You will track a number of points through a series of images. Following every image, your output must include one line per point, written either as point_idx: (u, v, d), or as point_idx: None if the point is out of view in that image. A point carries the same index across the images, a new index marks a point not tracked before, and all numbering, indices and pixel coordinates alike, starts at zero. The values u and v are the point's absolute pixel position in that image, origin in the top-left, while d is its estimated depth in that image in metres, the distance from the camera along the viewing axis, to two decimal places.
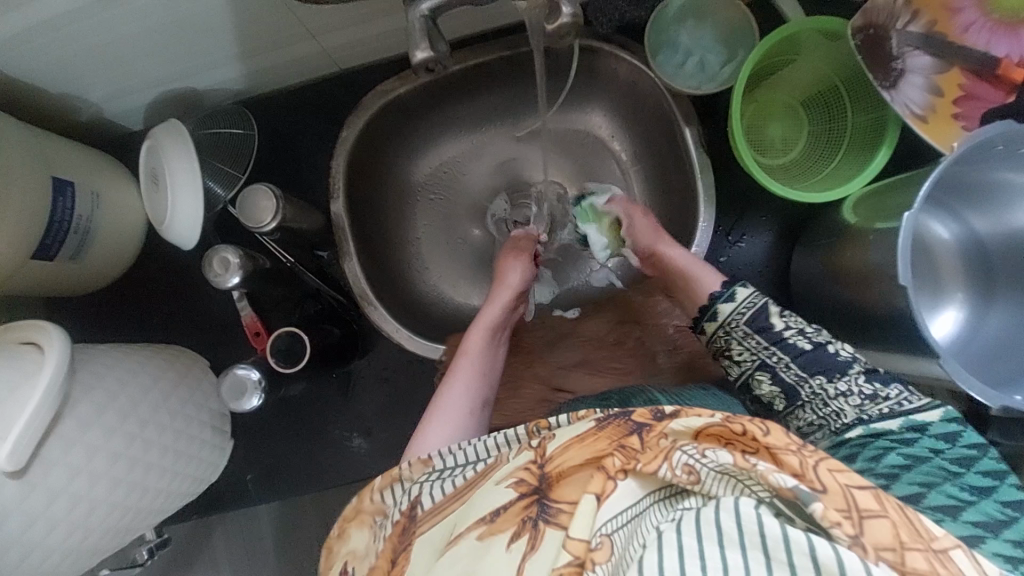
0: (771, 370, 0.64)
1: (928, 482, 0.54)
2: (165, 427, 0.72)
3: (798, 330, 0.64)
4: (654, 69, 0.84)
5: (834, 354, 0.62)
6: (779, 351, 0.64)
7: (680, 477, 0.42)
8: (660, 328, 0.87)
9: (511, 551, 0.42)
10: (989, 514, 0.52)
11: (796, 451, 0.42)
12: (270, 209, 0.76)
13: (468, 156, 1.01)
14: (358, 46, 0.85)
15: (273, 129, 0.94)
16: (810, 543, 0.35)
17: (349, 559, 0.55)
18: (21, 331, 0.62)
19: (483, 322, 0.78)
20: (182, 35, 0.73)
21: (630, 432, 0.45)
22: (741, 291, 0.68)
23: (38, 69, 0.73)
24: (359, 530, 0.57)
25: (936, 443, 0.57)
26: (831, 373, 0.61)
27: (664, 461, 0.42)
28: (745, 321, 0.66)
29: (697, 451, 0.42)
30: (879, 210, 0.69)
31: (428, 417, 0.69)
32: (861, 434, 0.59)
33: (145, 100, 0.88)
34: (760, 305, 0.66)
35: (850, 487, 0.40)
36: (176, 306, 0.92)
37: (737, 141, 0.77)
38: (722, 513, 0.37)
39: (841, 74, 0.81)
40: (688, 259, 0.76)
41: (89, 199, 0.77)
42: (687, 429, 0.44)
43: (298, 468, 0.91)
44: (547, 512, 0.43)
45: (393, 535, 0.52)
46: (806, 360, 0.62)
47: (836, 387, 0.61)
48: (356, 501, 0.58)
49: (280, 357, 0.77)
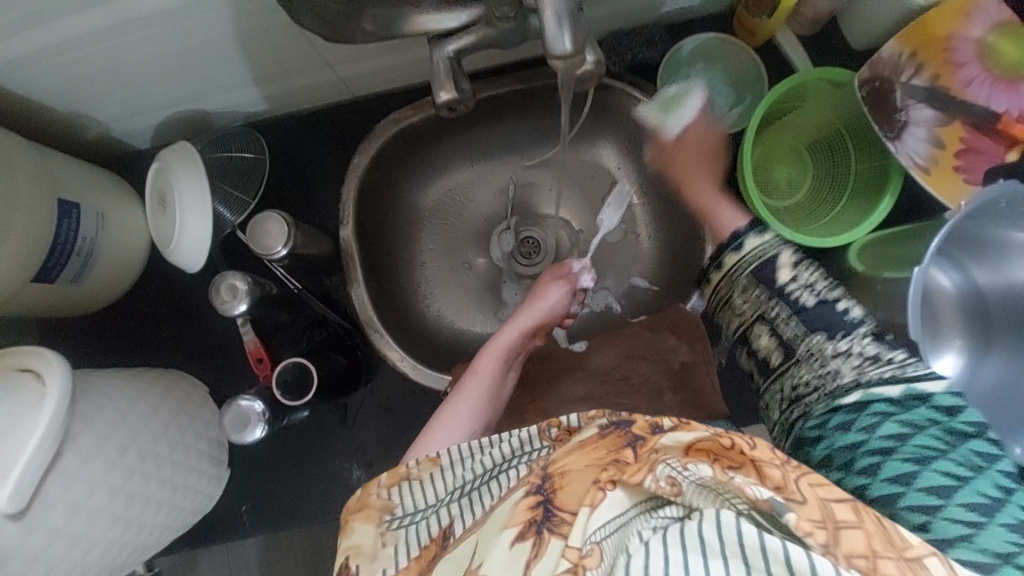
0: (771, 322, 0.69)
1: (923, 458, 0.52)
2: (165, 458, 0.70)
3: (805, 286, 0.68)
4: (666, 111, 0.86)
5: (840, 313, 0.66)
6: (782, 305, 0.68)
7: (664, 488, 0.42)
8: (667, 363, 0.86)
9: (512, 550, 0.40)
10: (985, 494, 0.50)
11: (780, 465, 0.43)
12: (283, 235, 0.75)
13: (477, 184, 1.01)
14: (373, 76, 0.86)
15: (283, 153, 0.93)
16: (785, 550, 0.37)
17: (353, 555, 0.54)
18: (21, 359, 0.60)
19: (496, 345, 0.78)
20: (199, 61, 0.73)
21: (625, 445, 0.46)
22: (750, 241, 0.74)
23: (49, 89, 0.72)
24: (363, 525, 0.55)
25: (934, 413, 0.56)
26: (833, 332, 0.65)
27: (649, 473, 0.43)
28: (750, 270, 0.72)
29: (680, 464, 0.43)
30: (882, 259, 0.76)
31: (432, 427, 0.70)
32: (859, 398, 0.59)
33: (154, 121, 0.87)
34: (767, 256, 0.72)
35: (827, 501, 0.41)
36: (175, 329, 0.90)
37: (746, 182, 0.78)
38: (705, 525, 0.39)
39: (846, 121, 0.83)
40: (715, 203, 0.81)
41: (94, 221, 0.76)
42: (677, 444, 0.45)
43: (295, 498, 0.89)
44: (551, 519, 0.40)
45: (422, 560, 0.51)
46: (805, 316, 0.67)
47: (836, 346, 0.64)
48: (360, 494, 0.57)
49: (287, 390, 0.77)
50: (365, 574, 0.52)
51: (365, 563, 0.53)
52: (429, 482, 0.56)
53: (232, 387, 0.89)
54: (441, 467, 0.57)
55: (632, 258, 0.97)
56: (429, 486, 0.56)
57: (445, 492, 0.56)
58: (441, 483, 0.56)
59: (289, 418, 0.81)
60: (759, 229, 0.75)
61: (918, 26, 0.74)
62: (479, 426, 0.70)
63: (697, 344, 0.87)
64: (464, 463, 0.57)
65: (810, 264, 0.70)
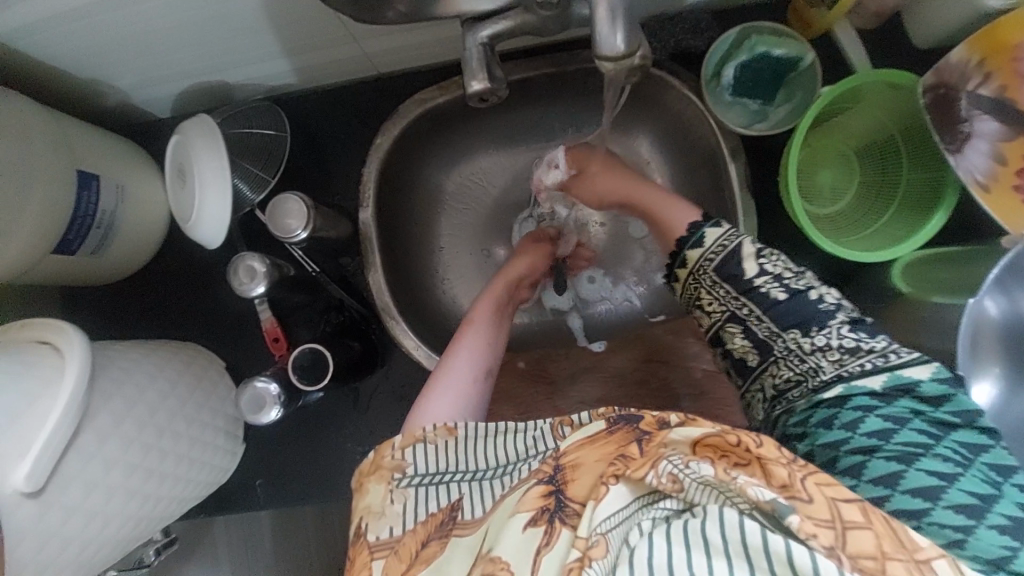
0: (743, 323, 0.61)
1: (908, 457, 0.50)
2: (181, 435, 0.71)
3: (773, 278, 0.59)
4: (709, 103, 0.80)
5: (814, 301, 0.58)
6: (752, 304, 0.60)
7: (666, 485, 0.41)
8: (688, 370, 0.85)
9: (525, 535, 0.42)
10: (972, 492, 0.48)
11: (787, 464, 0.42)
12: (303, 216, 0.74)
13: (502, 170, 0.97)
14: (399, 52, 0.82)
15: (304, 129, 0.91)
16: (788, 549, 0.36)
17: (365, 514, 0.53)
18: (41, 334, 0.60)
19: (491, 293, 0.79)
20: (219, 30, 0.70)
21: (632, 441, 0.45)
22: (711, 233, 0.64)
23: (67, 54, 0.70)
24: (376, 485, 0.54)
25: (918, 404, 0.53)
26: (808, 327, 0.57)
27: (652, 468, 0.42)
28: (716, 266, 0.62)
29: (682, 461, 0.41)
30: (929, 283, 0.75)
31: (432, 386, 0.66)
32: (840, 393, 0.54)
33: (175, 90, 0.84)
34: (732, 247, 0.62)
35: (837, 501, 0.40)
36: (193, 303, 0.90)
37: (788, 186, 0.74)
38: (709, 523, 0.37)
39: (900, 126, 0.78)
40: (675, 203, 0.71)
41: (114, 193, 0.75)
42: (686, 438, 0.43)
43: (307, 477, 0.90)
44: (564, 509, 0.43)
45: (429, 526, 0.51)
46: (777, 313, 0.58)
47: (813, 342, 0.57)
48: (374, 457, 0.56)
49: (301, 375, 0.76)
50: (372, 531, 0.52)
51: (373, 521, 0.52)
52: (443, 448, 0.56)
53: (249, 365, 0.89)
54: (457, 438, 0.57)
55: (657, 256, 0.92)
56: (443, 454, 0.55)
57: (456, 464, 0.55)
58: (454, 454, 0.56)
59: (304, 399, 0.80)
60: (715, 220, 0.65)
61: (989, 31, 0.67)
62: (486, 368, 0.70)
63: None
64: (479, 446, 0.56)
65: (774, 252, 0.61)
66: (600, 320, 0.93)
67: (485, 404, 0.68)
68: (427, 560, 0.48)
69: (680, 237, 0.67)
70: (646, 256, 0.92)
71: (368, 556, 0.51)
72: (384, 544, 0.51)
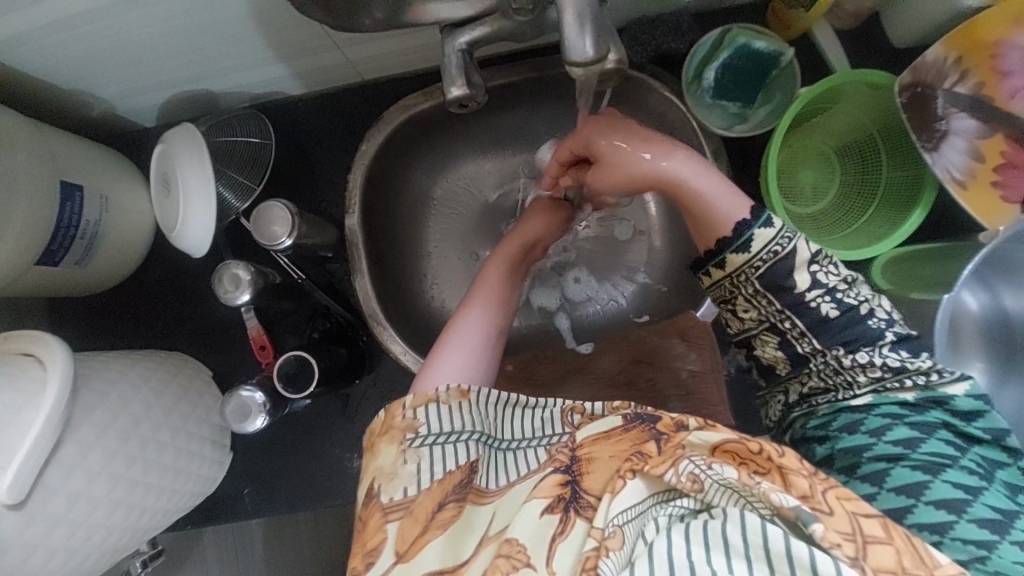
0: (782, 335, 0.59)
1: (933, 467, 0.53)
2: (166, 445, 0.71)
3: (826, 292, 0.57)
4: (690, 105, 0.80)
5: (870, 324, 0.57)
6: (796, 317, 0.57)
7: (685, 484, 0.42)
8: (674, 370, 0.86)
9: (542, 521, 0.44)
10: (995, 509, 0.51)
11: (807, 476, 0.43)
12: (287, 223, 0.74)
13: (488, 174, 0.98)
14: (383, 59, 0.82)
15: (289, 136, 0.91)
16: (812, 558, 0.37)
17: (376, 475, 0.55)
18: (22, 346, 0.60)
19: (500, 254, 0.77)
20: (201, 39, 0.70)
21: (649, 439, 0.46)
22: (761, 235, 0.56)
23: (49, 65, 0.70)
24: (388, 446, 0.55)
25: (949, 416, 0.56)
26: (853, 345, 0.57)
27: (671, 466, 0.43)
28: (760, 275, 0.57)
29: (704, 462, 0.42)
30: (912, 280, 0.76)
31: (434, 359, 0.67)
32: (869, 401, 0.57)
33: (159, 99, 0.84)
34: (783, 254, 0.56)
35: (856, 514, 0.41)
36: (180, 312, 0.89)
37: (769, 185, 0.75)
38: (730, 525, 0.39)
39: (879, 125, 0.78)
40: (714, 187, 0.60)
41: (97, 203, 0.75)
42: (705, 443, 0.45)
43: (295, 485, 0.90)
44: (579, 501, 0.44)
45: (446, 484, 0.53)
46: (823, 329, 0.57)
47: (855, 359, 0.57)
48: (385, 417, 0.57)
49: (286, 382, 0.77)
50: (386, 493, 0.53)
51: (387, 482, 0.54)
52: (456, 410, 0.56)
53: (235, 373, 0.89)
54: (471, 401, 0.58)
55: (643, 257, 0.92)
56: (457, 414, 0.56)
57: (473, 423, 0.57)
58: (467, 415, 0.57)
59: (290, 407, 0.81)
60: (764, 217, 0.57)
61: (966, 30, 0.69)
62: (497, 329, 0.71)
63: (708, 353, 0.85)
64: (490, 412, 0.59)
65: (828, 260, 0.57)
66: (588, 322, 0.93)
67: (496, 358, 0.70)
68: (443, 524, 0.51)
69: (722, 237, 0.58)
70: (632, 258, 0.92)
71: (382, 519, 0.52)
72: (398, 506, 0.53)
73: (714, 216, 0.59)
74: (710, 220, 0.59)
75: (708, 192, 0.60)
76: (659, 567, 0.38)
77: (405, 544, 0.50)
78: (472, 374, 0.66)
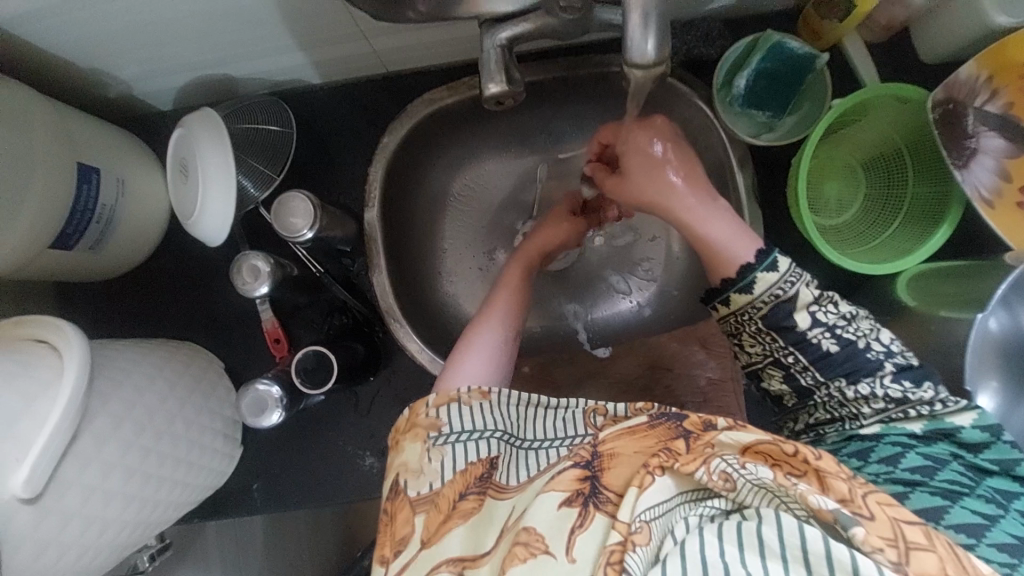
0: (786, 369, 0.62)
1: (952, 494, 0.54)
2: (180, 438, 0.70)
3: (826, 329, 0.59)
4: (719, 110, 0.79)
5: (869, 357, 0.59)
6: (799, 353, 0.60)
7: (716, 483, 0.42)
8: (693, 377, 0.87)
9: (560, 513, 0.44)
10: (1015, 535, 0.51)
11: (846, 479, 0.42)
12: (310, 216, 0.72)
13: (505, 175, 0.97)
14: (410, 50, 0.81)
15: (306, 126, 0.89)
16: (853, 562, 0.36)
17: (402, 471, 0.55)
18: (33, 329, 0.59)
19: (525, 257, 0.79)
20: (227, 22, 0.68)
21: (677, 436, 0.46)
22: (763, 278, 0.59)
23: (68, 44, 0.68)
24: (412, 442, 0.56)
25: (958, 448, 0.57)
26: (855, 376, 0.59)
27: (702, 464, 0.42)
28: (762, 315, 0.60)
29: (738, 462, 0.42)
30: (934, 296, 0.77)
31: (456, 359, 0.68)
32: (877, 431, 0.59)
33: (178, 82, 0.82)
34: (784, 297, 0.59)
35: (899, 521, 0.40)
36: (191, 302, 0.88)
37: (799, 198, 0.74)
38: (765, 526, 0.38)
39: (907, 139, 0.79)
40: (722, 232, 0.62)
41: (114, 187, 0.73)
42: (735, 443, 0.44)
43: (306, 481, 0.88)
44: (598, 496, 0.44)
45: (467, 475, 0.53)
46: (825, 364, 0.59)
47: (858, 391, 0.59)
48: (410, 415, 0.58)
49: (305, 377, 0.76)
50: (412, 487, 0.54)
51: (413, 478, 0.54)
52: (477, 410, 0.57)
53: (248, 363, 0.87)
54: (491, 402, 0.58)
55: (660, 262, 0.91)
56: (479, 413, 0.57)
57: (496, 423, 0.57)
58: (489, 416, 0.57)
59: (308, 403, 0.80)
60: (771, 263, 0.59)
61: (997, 50, 0.69)
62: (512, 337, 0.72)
63: (727, 362, 0.86)
64: (513, 413, 0.59)
65: (829, 299, 0.60)
66: (602, 323, 0.91)
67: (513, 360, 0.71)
68: (465, 514, 0.51)
69: (728, 278, 0.61)
70: (654, 261, 0.91)
71: (409, 513, 0.53)
72: (425, 499, 0.53)
73: (722, 257, 0.61)
74: (716, 265, 0.62)
75: (716, 237, 0.62)
76: (691, 566, 0.38)
77: (430, 532, 0.50)
78: (489, 372, 0.67)
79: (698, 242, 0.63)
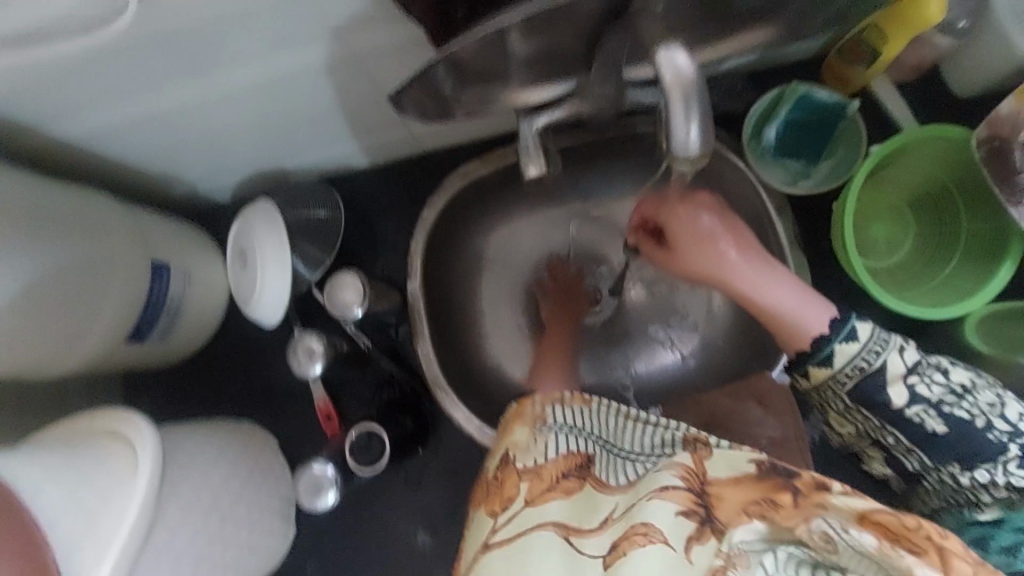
0: (887, 447, 0.61)
1: None
2: (241, 520, 0.71)
3: (928, 406, 0.55)
4: (750, 162, 0.80)
5: (986, 439, 0.54)
6: (898, 433, 0.58)
7: (816, 543, 0.37)
8: (753, 438, 0.75)
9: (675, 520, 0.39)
10: None
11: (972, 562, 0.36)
12: (359, 295, 0.76)
13: (536, 236, 0.95)
14: (446, 131, 0.86)
15: (351, 206, 0.94)
16: None
17: (511, 448, 0.55)
18: (111, 422, 0.61)
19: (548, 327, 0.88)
20: (284, 125, 0.75)
21: (786, 487, 0.40)
22: (843, 352, 0.56)
23: (146, 155, 0.76)
24: (522, 429, 0.56)
25: None
26: (969, 460, 0.55)
27: (806, 524, 0.38)
28: (849, 390, 0.57)
29: (850, 529, 0.37)
30: (1007, 341, 0.72)
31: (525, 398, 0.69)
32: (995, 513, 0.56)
33: (237, 178, 0.90)
34: (870, 369, 0.56)
35: None
36: (246, 380, 0.91)
37: (849, 248, 0.72)
38: None
39: (954, 178, 0.76)
40: (789, 300, 0.59)
41: (181, 279, 0.78)
42: (851, 507, 0.38)
43: (359, 558, 0.88)
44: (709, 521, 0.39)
45: (571, 460, 0.50)
46: (931, 446, 0.56)
47: (973, 476, 0.56)
48: (519, 405, 0.59)
49: (360, 457, 0.78)
50: (519, 461, 0.53)
51: (520, 453, 0.53)
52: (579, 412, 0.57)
53: (302, 444, 0.90)
54: (590, 408, 0.58)
55: (703, 315, 0.90)
56: (581, 415, 0.57)
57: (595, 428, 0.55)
58: (591, 420, 0.57)
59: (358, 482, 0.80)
60: (847, 332, 0.56)
61: None
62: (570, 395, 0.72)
63: (787, 420, 0.76)
64: (612, 424, 0.57)
65: (930, 372, 0.56)
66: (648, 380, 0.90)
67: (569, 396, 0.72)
68: (567, 490, 0.48)
69: (800, 351, 0.59)
70: (696, 315, 0.90)
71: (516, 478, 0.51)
72: (529, 471, 0.51)
73: (790, 326, 0.58)
74: (786, 335, 0.59)
75: (786, 304, 0.59)
76: None
77: (532, 493, 0.49)
78: None
79: (766, 313, 0.60)
